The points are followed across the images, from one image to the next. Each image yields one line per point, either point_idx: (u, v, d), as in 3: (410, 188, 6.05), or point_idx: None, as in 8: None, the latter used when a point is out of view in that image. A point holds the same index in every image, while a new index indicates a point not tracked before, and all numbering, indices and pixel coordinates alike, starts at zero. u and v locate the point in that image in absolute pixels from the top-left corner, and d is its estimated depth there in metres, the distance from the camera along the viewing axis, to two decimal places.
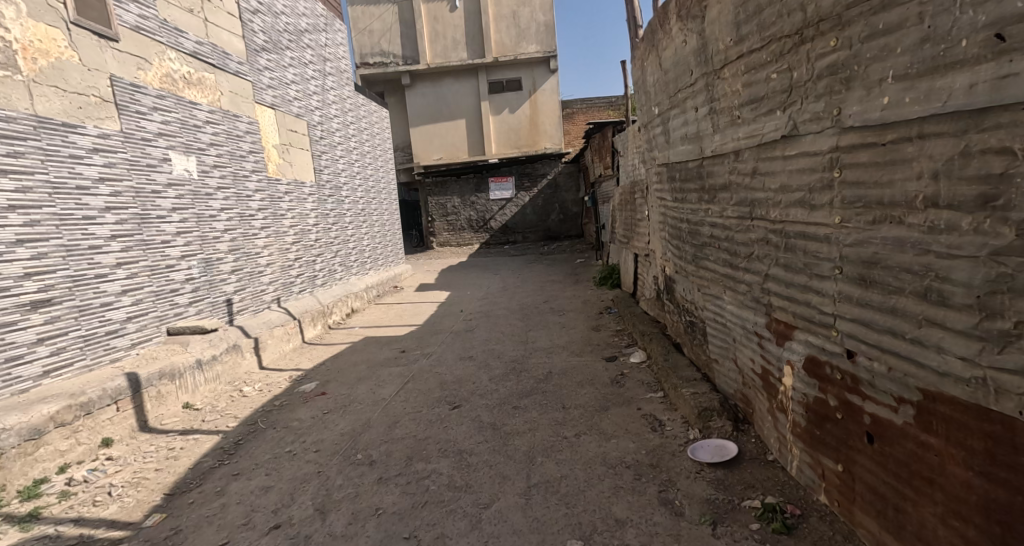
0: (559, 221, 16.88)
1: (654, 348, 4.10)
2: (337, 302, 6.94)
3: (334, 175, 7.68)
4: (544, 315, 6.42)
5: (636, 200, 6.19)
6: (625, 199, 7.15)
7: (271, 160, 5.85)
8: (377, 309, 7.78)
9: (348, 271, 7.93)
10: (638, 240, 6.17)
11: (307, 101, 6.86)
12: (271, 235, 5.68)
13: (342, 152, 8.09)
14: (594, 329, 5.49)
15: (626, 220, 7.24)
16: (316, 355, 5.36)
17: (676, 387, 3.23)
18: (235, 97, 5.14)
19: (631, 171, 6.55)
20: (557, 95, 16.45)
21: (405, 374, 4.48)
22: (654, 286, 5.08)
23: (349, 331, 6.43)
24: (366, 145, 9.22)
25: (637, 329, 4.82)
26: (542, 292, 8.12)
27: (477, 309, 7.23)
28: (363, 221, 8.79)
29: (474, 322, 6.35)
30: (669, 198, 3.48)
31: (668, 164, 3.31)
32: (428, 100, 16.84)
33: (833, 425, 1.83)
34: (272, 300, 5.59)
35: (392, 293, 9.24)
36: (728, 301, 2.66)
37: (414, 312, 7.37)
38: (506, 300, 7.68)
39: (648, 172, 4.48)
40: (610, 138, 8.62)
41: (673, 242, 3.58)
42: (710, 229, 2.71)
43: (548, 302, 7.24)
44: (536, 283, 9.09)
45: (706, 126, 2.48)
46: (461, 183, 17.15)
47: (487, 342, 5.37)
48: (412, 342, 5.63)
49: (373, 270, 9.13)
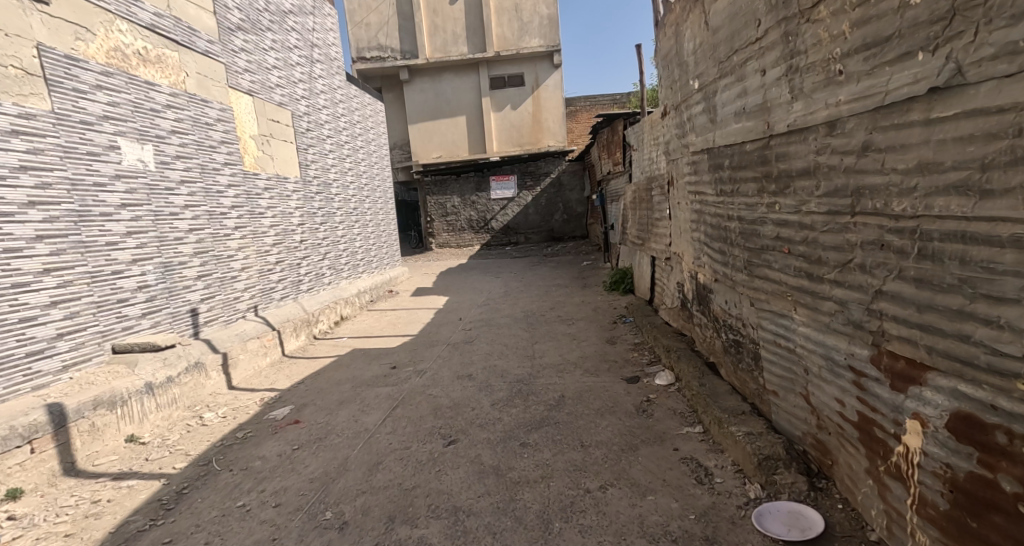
0: (563, 221, 16.28)
1: (686, 370, 3.50)
2: (325, 308, 6.35)
3: (323, 171, 7.08)
4: (552, 325, 5.82)
5: (655, 198, 5.60)
6: (641, 197, 6.55)
7: (247, 152, 5.28)
8: (369, 316, 7.18)
9: (338, 275, 7.34)
10: (657, 243, 5.58)
11: (291, 89, 6.28)
12: (249, 236, 5.10)
13: (333, 147, 7.51)
14: (610, 342, 4.90)
15: (641, 219, 6.64)
16: (296, 371, 4.76)
17: (721, 424, 2.63)
18: (205, 80, 4.57)
19: (649, 166, 5.95)
20: (560, 91, 15.87)
21: (394, 397, 3.89)
22: (680, 296, 4.49)
23: (336, 341, 5.84)
24: (359, 139, 8.63)
25: (662, 345, 4.23)
26: (548, 298, 7.52)
27: (478, 316, 6.64)
28: (356, 220, 8.20)
29: (474, 332, 5.75)
30: (709, 193, 2.88)
31: (711, 150, 2.71)
32: (427, 96, 16.27)
33: (1003, 519, 1.22)
34: (248, 308, 5.01)
35: (387, 297, 8.66)
36: (800, 321, 2.07)
37: (408, 320, 6.78)
38: (509, 306, 7.08)
39: (676, 164, 3.88)
40: (621, 131, 8.02)
41: (713, 245, 2.99)
42: (777, 229, 2.11)
43: (554, 309, 6.65)
44: (541, 287, 8.49)
45: (779, 93, 1.89)
46: (461, 182, 16.54)
47: (489, 356, 4.78)
48: (404, 356, 5.04)
49: (366, 274, 8.53)
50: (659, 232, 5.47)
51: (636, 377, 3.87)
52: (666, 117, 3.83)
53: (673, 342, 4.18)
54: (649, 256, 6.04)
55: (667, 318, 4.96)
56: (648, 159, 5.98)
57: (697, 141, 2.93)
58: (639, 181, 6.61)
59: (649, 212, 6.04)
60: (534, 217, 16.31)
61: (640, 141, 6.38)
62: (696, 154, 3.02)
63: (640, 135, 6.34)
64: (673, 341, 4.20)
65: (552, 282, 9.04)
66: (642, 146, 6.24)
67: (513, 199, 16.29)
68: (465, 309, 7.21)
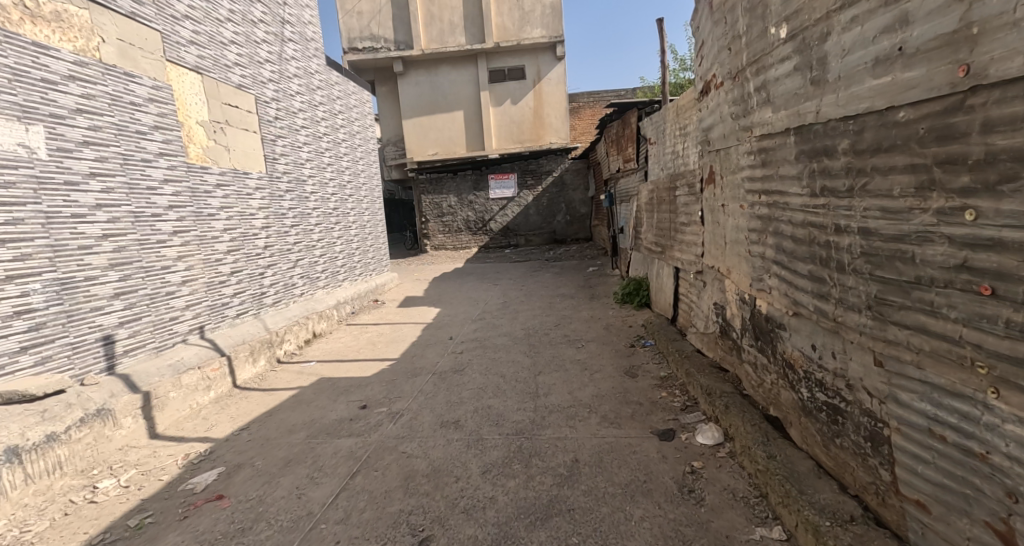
0: (566, 223, 15.40)
1: (742, 430, 2.63)
2: (289, 326, 5.44)
3: (295, 167, 6.22)
4: (557, 349, 4.94)
5: (682, 198, 4.74)
6: (660, 198, 5.68)
7: (193, 141, 4.42)
8: (347, 333, 6.29)
9: (312, 285, 6.47)
10: (685, 252, 4.72)
11: (254, 70, 5.44)
12: (193, 242, 4.27)
13: (309, 139, 6.65)
14: (630, 376, 4.03)
15: (659, 222, 5.79)
16: (244, 408, 3.89)
17: (820, 538, 1.77)
18: (131, 49, 3.73)
19: (672, 161, 5.10)
20: (564, 85, 15.03)
21: (357, 456, 3.02)
22: (721, 322, 3.62)
23: (303, 367, 4.97)
24: (341, 133, 7.76)
25: (699, 385, 3.36)
26: (552, 312, 6.63)
27: (472, 334, 5.76)
28: (336, 222, 7.33)
29: (464, 357, 4.88)
30: (792, 192, 2.02)
31: (800, 129, 1.88)
32: (422, 90, 15.40)
33: None
34: (190, 330, 4.15)
35: (371, 308, 7.78)
36: (1007, 413, 1.22)
37: (391, 339, 5.89)
38: (508, 323, 6.19)
39: (721, 155, 3.03)
40: (634, 124, 7.15)
41: (793, 267, 2.12)
42: (962, 255, 1.27)
43: (559, 327, 5.77)
44: (543, 298, 7.61)
45: (1013, 3, 1.10)
46: (457, 180, 15.58)
47: (481, 393, 3.91)
48: (378, 390, 4.17)
49: (347, 282, 7.64)
50: (687, 240, 4.62)
51: (671, 432, 2.99)
52: (714, 90, 2.96)
53: (713, 381, 3.31)
54: (672, 266, 5.18)
55: (699, 345, 4.09)
56: (671, 153, 5.13)
57: (772, 119, 2.10)
58: (658, 180, 5.74)
59: (672, 216, 5.18)
60: (535, 218, 15.42)
61: (661, 133, 5.53)
62: (769, 138, 2.18)
63: (661, 125, 5.48)
64: (712, 379, 3.33)
65: (555, 291, 8.15)
66: (664, 138, 5.37)
67: (513, 199, 15.40)
68: (457, 325, 6.32)
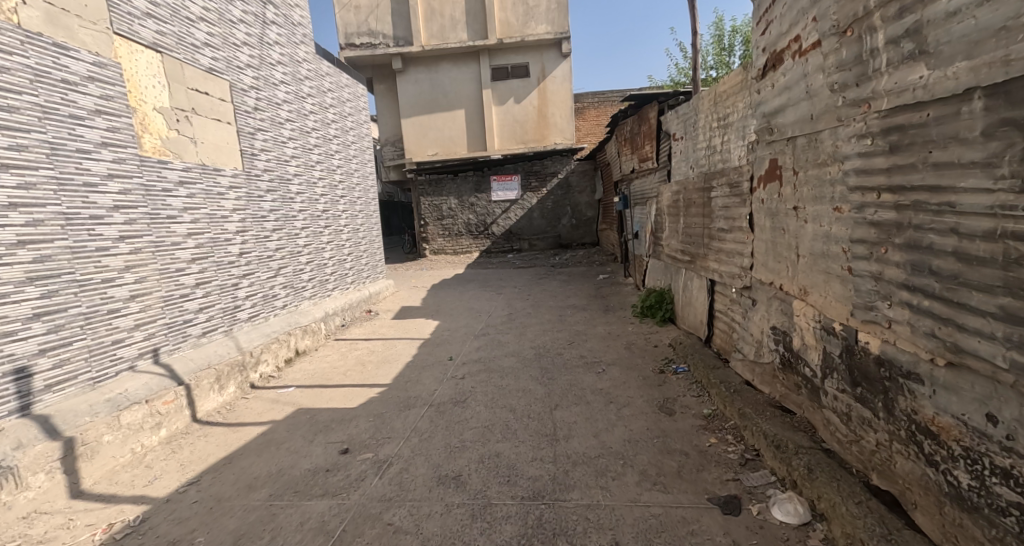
0: (571, 227, 14.74)
1: (840, 511, 1.96)
2: (266, 344, 4.76)
3: (278, 164, 5.57)
4: (574, 375, 4.27)
5: (723, 199, 4.08)
6: (690, 200, 5.03)
7: (150, 131, 3.74)
8: (334, 351, 5.60)
9: (296, 297, 5.80)
10: (725, 263, 4.07)
11: (230, 54, 4.80)
12: (147, 250, 3.60)
13: (295, 134, 5.99)
14: (667, 414, 3.38)
15: (688, 227, 5.15)
16: (202, 451, 3.20)
17: None
18: (64, 16, 3.07)
19: (708, 158, 4.46)
20: (570, 83, 14.41)
21: (328, 531, 2.33)
22: (785, 352, 2.95)
23: (280, 393, 4.29)
24: (333, 128, 7.11)
25: (761, 431, 2.70)
26: (563, 327, 5.96)
27: (474, 355, 5.08)
28: (325, 226, 6.68)
29: (466, 385, 4.20)
30: (960, 185, 1.48)
31: (1002, 86, 1.34)
32: (422, 88, 14.77)
33: None
34: (140, 355, 3.47)
35: (363, 320, 7.12)
36: None
37: (383, 359, 5.21)
38: (515, 340, 5.50)
39: (800, 144, 2.41)
40: (654, 118, 6.50)
41: (954, 295, 1.53)
42: None
43: (574, 347, 5.09)
44: (552, 311, 6.92)
45: None
46: (458, 181, 14.90)
47: (486, 435, 3.24)
48: (365, 427, 3.49)
49: (337, 291, 6.96)
50: (729, 249, 3.97)
51: (735, 500, 2.33)
52: (794, 61, 2.35)
53: (781, 427, 2.65)
54: (708, 278, 4.53)
55: (748, 376, 3.43)
56: (706, 149, 4.48)
57: (930, 80, 1.53)
58: (687, 180, 5.09)
59: (707, 220, 4.53)
60: (539, 222, 14.75)
61: (692, 127, 4.88)
62: (911, 111, 1.61)
63: (693, 118, 4.83)
64: (778, 425, 2.67)
65: (564, 302, 7.47)
66: (696, 133, 4.72)
67: (516, 202, 14.74)
68: (458, 342, 5.66)
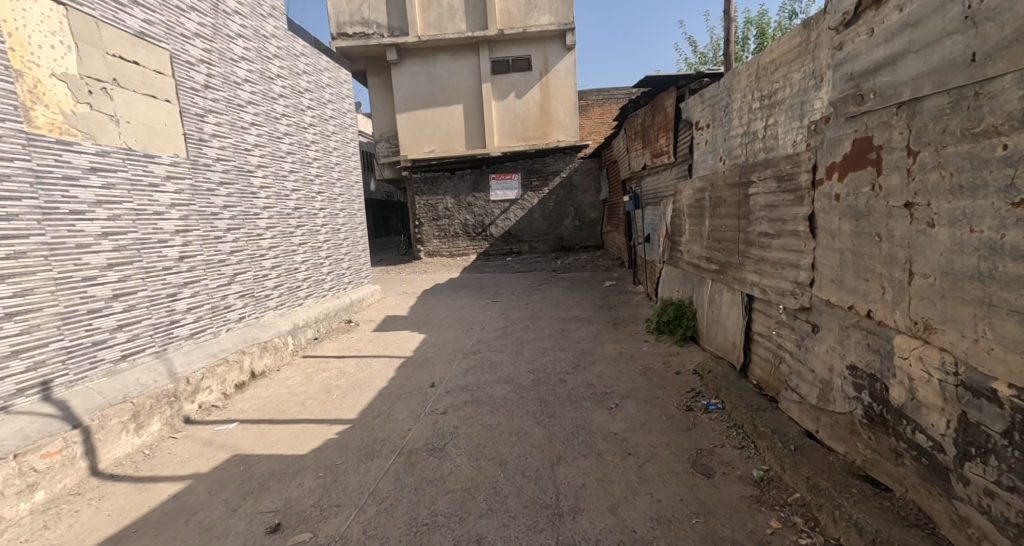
0: (574, 229, 13.96)
1: None
2: (210, 368, 3.97)
3: (237, 152, 4.80)
4: (581, 414, 3.47)
5: (770, 197, 3.30)
6: (720, 199, 4.25)
7: (44, 102, 2.99)
8: (298, 373, 4.80)
9: (256, 308, 5.01)
10: (770, 277, 3.29)
11: (170, 18, 4.05)
12: (35, 255, 2.88)
13: (260, 120, 5.23)
14: (705, 476, 2.58)
15: (716, 231, 4.37)
16: (85, 527, 2.42)
17: None
18: None
19: (746, 146, 3.68)
20: (573, 76, 13.64)
21: None
22: (871, 404, 2.17)
23: (217, 431, 3.48)
24: (309, 116, 6.35)
25: (848, 521, 1.94)
26: (566, 346, 5.17)
27: (460, 383, 4.28)
28: (298, 226, 5.91)
29: (447, 426, 3.40)
30: None
31: None
32: (419, 81, 13.98)
33: None
34: (19, 392, 2.72)
35: (341, 332, 6.34)
36: None
37: (354, 385, 4.42)
38: (510, 364, 4.70)
39: (935, 105, 1.71)
40: (672, 106, 5.72)
41: None
42: None
43: (579, 373, 4.29)
44: (554, 324, 6.13)
45: None
46: (455, 180, 14.08)
47: (464, 505, 2.46)
48: (309, 490, 2.68)
49: (310, 300, 6.17)
50: (776, 259, 3.19)
51: None
52: None
53: (880, 516, 1.89)
54: (744, 294, 3.74)
55: (809, 426, 2.63)
56: (744, 136, 3.70)
57: None
58: (716, 174, 4.31)
59: (743, 223, 3.75)
60: (540, 223, 13.96)
61: (724, 110, 4.10)
62: None
63: (726, 101, 4.05)
64: (875, 514, 1.90)
65: (567, 313, 6.66)
66: (731, 117, 3.94)
67: (516, 202, 13.94)
68: (443, 362, 4.87)
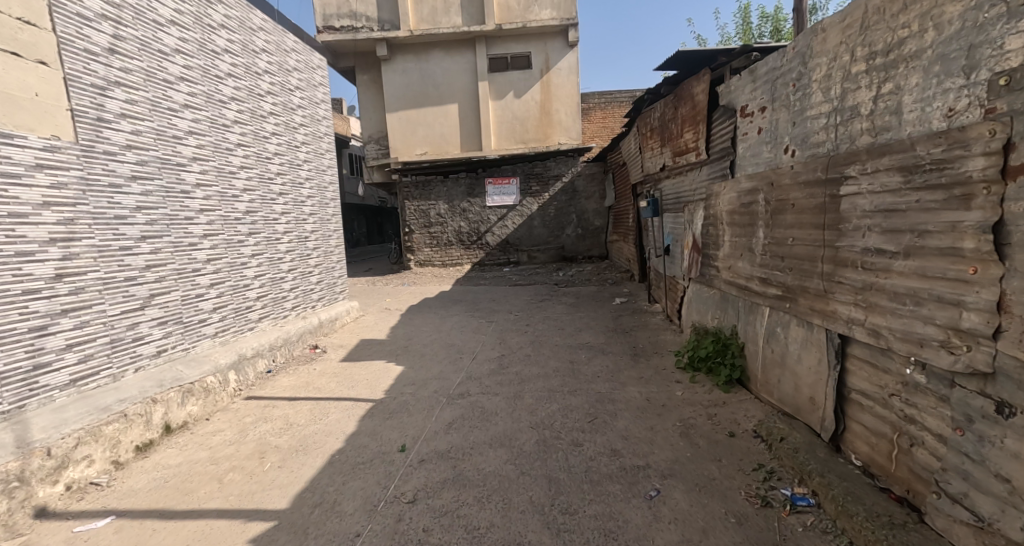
0: (576, 238, 12.91)
1: None
2: (93, 428, 2.94)
3: (156, 141, 3.81)
4: (607, 513, 2.42)
5: (888, 199, 2.26)
6: (786, 203, 3.22)
7: None
8: (233, 423, 3.74)
9: (184, 337, 3.97)
10: (890, 315, 2.22)
11: None
12: None
13: (194, 103, 4.24)
14: None
15: (778, 246, 3.33)
16: None
17: None
18: None
19: (835, 127, 2.68)
20: (576, 75, 12.71)
21: None
22: None
23: (76, 533, 2.47)
24: (267, 104, 5.35)
25: None
26: (578, 388, 4.12)
27: (440, 447, 3.22)
28: (246, 234, 4.88)
29: (413, 531, 2.37)
30: None
31: None
32: (410, 79, 12.97)
33: None
34: None
35: (302, 362, 5.26)
36: None
37: (298, 445, 3.35)
38: (505, 417, 3.63)
39: None
40: (705, 93, 4.69)
41: None
42: None
43: (598, 436, 3.24)
44: (560, 355, 5.06)
45: None
46: (448, 184, 12.95)
47: None
48: None
49: (262, 323, 5.10)
50: (903, 290, 2.14)
51: None
52: None
53: None
54: (835, 335, 2.67)
55: None
56: (831, 114, 2.69)
57: None
58: (779, 171, 3.29)
59: (831, 236, 2.72)
60: (540, 232, 12.92)
61: (795, 85, 3.10)
62: None
63: (799, 71, 3.04)
64: None
65: (574, 340, 5.60)
66: (808, 92, 2.93)
67: (514, 208, 12.90)
68: (420, 411, 3.80)
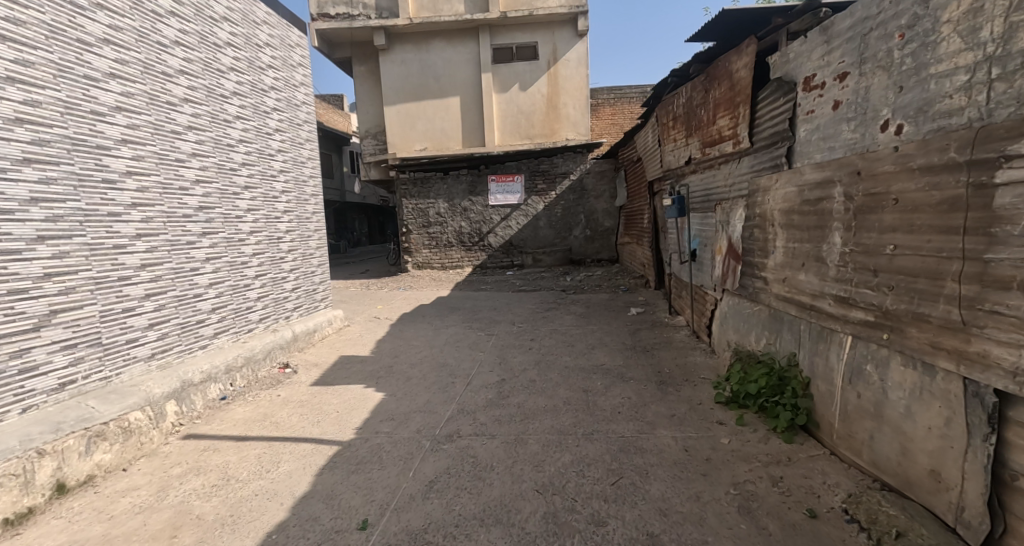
0: (585, 240, 12.06)
1: None
2: None
3: (65, 115, 3.01)
4: None
5: None
6: (878, 199, 2.39)
7: None
8: (154, 477, 2.91)
9: (103, 362, 3.16)
10: None
11: None
12: None
13: (125, 73, 3.45)
14: None
15: (863, 256, 2.50)
16: None
17: None
18: None
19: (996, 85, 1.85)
20: (586, 67, 11.85)
21: None
22: None
23: None
24: (229, 82, 4.55)
25: None
26: (596, 431, 3.27)
27: (416, 523, 2.40)
28: (197, 233, 4.06)
29: None
30: None
31: None
32: (408, 69, 12.15)
33: None
34: None
35: (264, 386, 4.43)
36: None
37: (229, 514, 2.53)
38: (503, 475, 2.79)
39: None
40: (750, 67, 3.84)
41: None
42: None
43: (628, 511, 2.40)
44: (572, 381, 4.21)
45: None
46: (448, 182, 12.11)
47: None
48: None
49: (217, 340, 4.27)
50: None
51: None
52: None
53: None
54: (987, 393, 1.86)
55: None
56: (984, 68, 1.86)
57: None
58: (871, 156, 2.44)
59: (975, 246, 1.90)
60: (546, 232, 12.07)
61: (905, 37, 2.27)
62: None
63: (914, 15, 2.21)
64: None
65: (588, 361, 4.74)
66: (933, 41, 2.10)
67: (519, 208, 12.06)
68: (393, 464, 2.96)
